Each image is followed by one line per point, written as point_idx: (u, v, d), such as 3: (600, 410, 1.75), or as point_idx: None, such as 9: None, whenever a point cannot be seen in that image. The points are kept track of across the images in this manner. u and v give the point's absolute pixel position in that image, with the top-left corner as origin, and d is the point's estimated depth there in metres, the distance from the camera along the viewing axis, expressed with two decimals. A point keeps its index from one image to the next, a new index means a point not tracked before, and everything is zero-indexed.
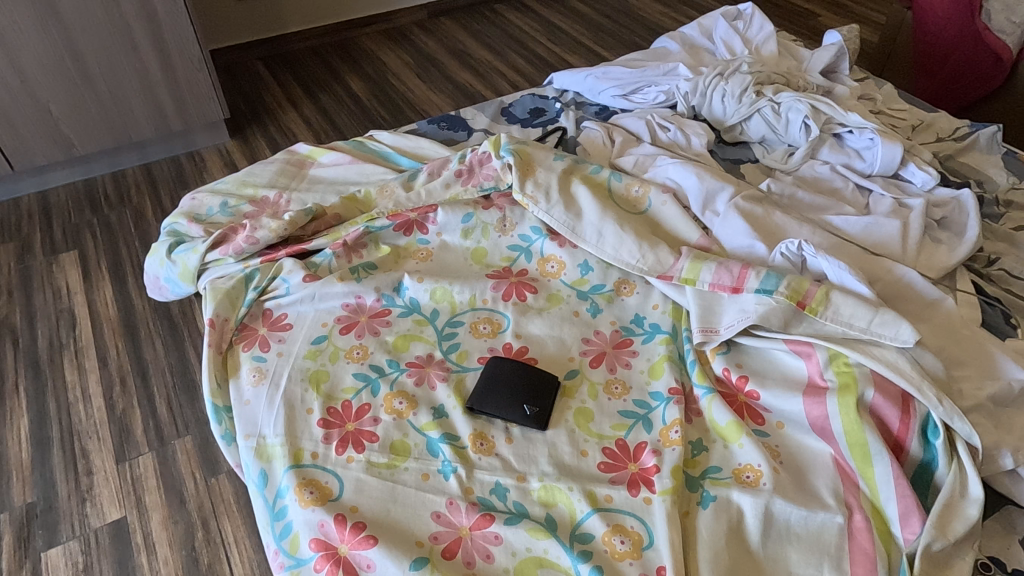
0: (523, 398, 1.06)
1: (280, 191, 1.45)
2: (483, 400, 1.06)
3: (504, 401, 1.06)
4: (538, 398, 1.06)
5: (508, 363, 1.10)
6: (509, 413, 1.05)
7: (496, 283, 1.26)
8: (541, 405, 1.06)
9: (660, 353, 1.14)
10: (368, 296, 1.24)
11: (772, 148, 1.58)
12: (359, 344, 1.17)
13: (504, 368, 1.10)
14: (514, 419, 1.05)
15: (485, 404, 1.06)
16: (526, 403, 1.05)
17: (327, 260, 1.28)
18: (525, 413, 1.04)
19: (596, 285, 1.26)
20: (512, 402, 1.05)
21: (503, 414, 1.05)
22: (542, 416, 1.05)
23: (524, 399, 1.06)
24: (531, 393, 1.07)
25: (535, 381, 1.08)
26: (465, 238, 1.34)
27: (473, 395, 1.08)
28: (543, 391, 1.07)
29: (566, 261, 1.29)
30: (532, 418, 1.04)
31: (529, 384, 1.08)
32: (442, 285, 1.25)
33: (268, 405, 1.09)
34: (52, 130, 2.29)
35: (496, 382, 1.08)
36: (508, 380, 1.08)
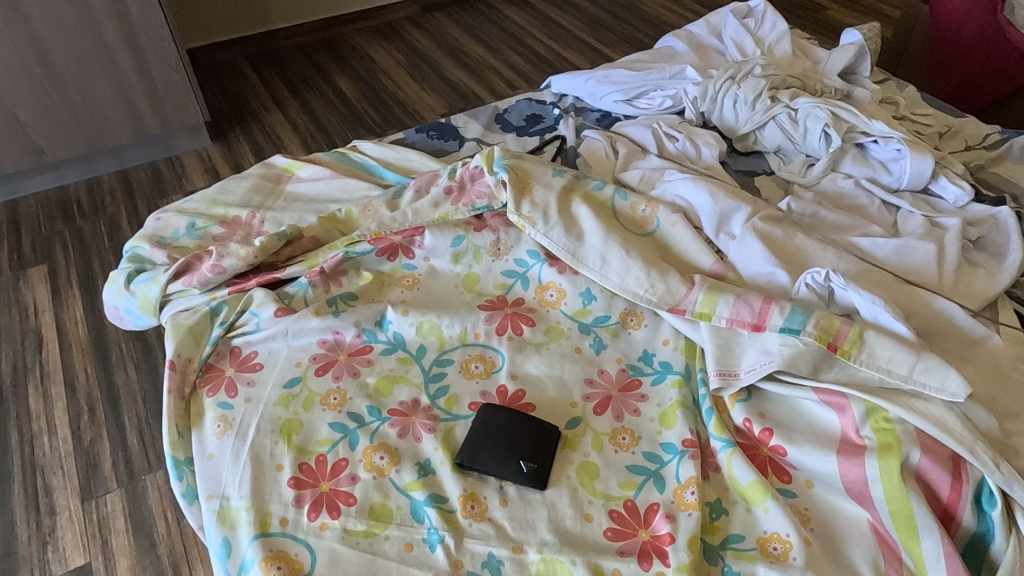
0: (520, 453, 0.94)
1: (253, 210, 1.33)
2: (475, 456, 0.95)
3: (499, 458, 0.94)
4: (537, 452, 0.95)
5: (503, 413, 0.99)
6: (504, 471, 0.93)
7: (489, 315, 1.14)
8: (540, 461, 0.94)
9: (672, 398, 1.02)
10: (347, 332, 1.12)
11: (789, 159, 1.46)
12: (336, 387, 1.05)
13: (499, 420, 0.98)
14: (509, 478, 0.93)
15: (477, 460, 0.94)
16: (523, 459, 0.93)
17: (301, 289, 1.16)
18: (522, 471, 0.93)
19: (599, 317, 1.14)
20: (507, 457, 0.94)
21: (497, 473, 0.93)
22: (541, 474, 0.93)
23: (521, 454, 0.94)
24: (529, 446, 0.95)
25: (532, 433, 0.96)
26: (455, 264, 1.22)
27: (461, 450, 0.96)
28: (542, 443, 0.95)
29: (566, 290, 1.17)
30: (531, 477, 0.93)
31: (526, 436, 0.96)
32: (429, 318, 1.13)
33: (234, 460, 0.97)
34: (19, 135, 2.16)
35: (489, 435, 0.97)
36: (504, 433, 0.96)
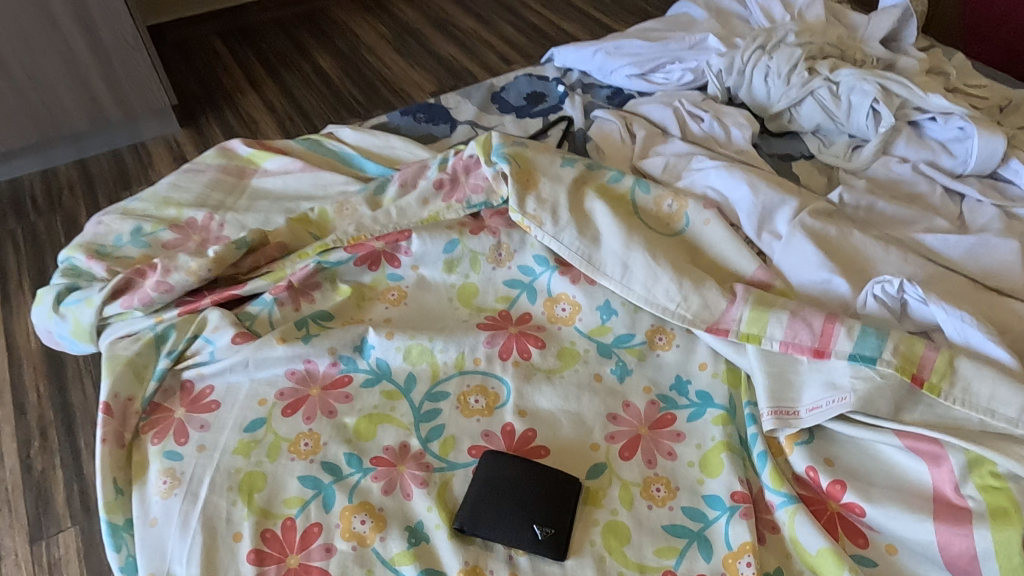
0: (533, 514, 0.77)
1: (211, 211, 1.13)
2: (478, 521, 0.77)
3: (510, 520, 0.77)
4: (553, 512, 0.77)
5: (511, 463, 0.81)
6: (516, 537, 0.76)
7: (490, 335, 0.96)
8: (557, 523, 0.77)
9: (714, 437, 0.84)
10: (321, 361, 0.93)
11: (830, 140, 1.26)
12: (308, 430, 0.88)
13: (507, 472, 0.81)
14: (519, 547, 0.76)
15: (481, 525, 0.77)
16: (536, 523, 0.76)
17: (266, 307, 0.97)
18: (535, 538, 0.76)
19: (620, 336, 0.96)
20: (516, 521, 0.77)
21: (507, 540, 0.76)
22: (559, 540, 0.76)
23: (534, 515, 0.77)
24: (543, 504, 0.78)
25: (548, 488, 0.79)
26: (448, 273, 1.03)
27: (460, 512, 0.79)
28: (559, 501, 0.78)
29: (581, 303, 0.99)
30: (546, 544, 0.75)
31: (541, 492, 0.79)
32: (419, 342, 0.95)
33: (181, 527, 0.79)
34: None
35: (494, 492, 0.79)
36: (514, 488, 0.79)
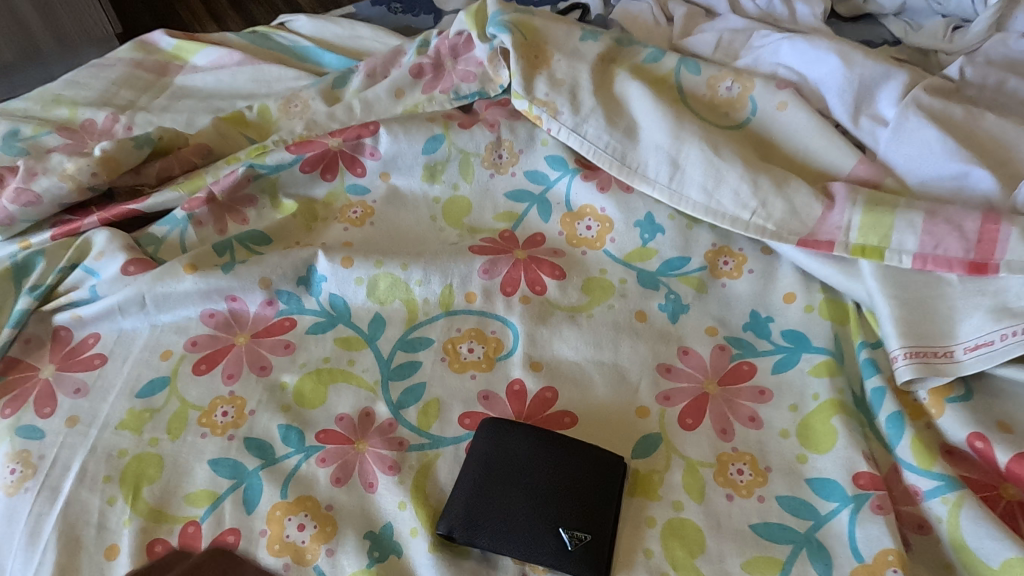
0: (559, 510, 0.51)
1: (115, 111, 0.85)
2: (476, 524, 0.51)
3: (524, 521, 0.51)
4: (587, 509, 0.52)
5: (524, 434, 0.55)
6: (534, 548, 0.50)
7: (489, 262, 0.69)
8: (592, 526, 0.51)
9: (818, 395, 0.58)
10: (251, 299, 0.66)
11: (918, 23, 0.98)
12: (228, 394, 0.61)
13: (518, 448, 0.54)
14: (537, 562, 0.50)
15: (481, 530, 0.51)
16: (564, 527, 0.51)
17: (177, 227, 0.70)
18: (561, 548, 0.50)
19: (670, 261, 0.69)
20: (534, 523, 0.51)
21: (520, 552, 0.50)
22: (597, 551, 0.50)
23: (559, 513, 0.51)
24: (573, 497, 0.52)
25: (579, 471, 0.53)
26: (430, 183, 0.76)
27: (447, 510, 0.52)
28: (595, 494, 0.52)
29: (612, 217, 0.72)
30: (578, 558, 0.50)
31: (569, 478, 0.53)
32: (388, 270, 0.68)
33: (28, 538, 0.53)
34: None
35: (500, 477, 0.53)
36: (530, 472, 0.53)
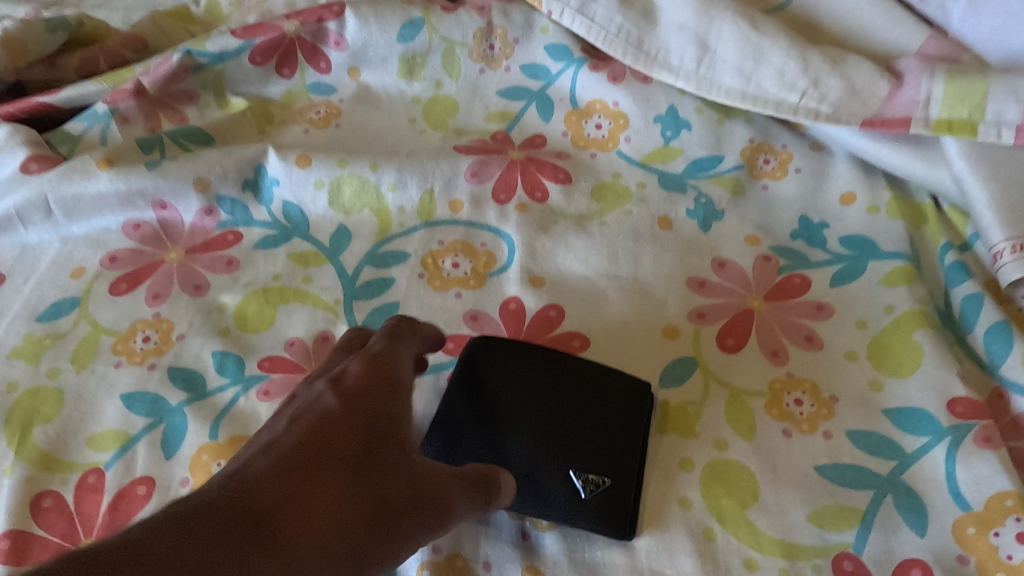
0: (562, 447, 0.40)
1: (39, 7, 0.72)
2: (456, 465, 0.39)
3: (517, 462, 0.39)
4: (601, 444, 0.40)
5: (517, 353, 0.43)
6: (531, 495, 0.38)
7: (478, 164, 0.57)
8: (609, 467, 0.39)
9: (894, 307, 0.46)
10: (183, 206, 0.54)
11: None
12: (152, 318, 0.49)
13: (507, 371, 0.43)
14: (540, 515, 0.38)
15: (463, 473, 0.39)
16: (574, 470, 0.39)
17: (98, 123, 0.57)
18: (570, 497, 0.38)
19: (698, 162, 0.57)
20: (536, 466, 0.39)
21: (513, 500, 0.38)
22: (616, 499, 0.38)
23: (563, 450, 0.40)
24: (583, 431, 0.40)
25: (590, 399, 0.42)
26: (408, 80, 0.64)
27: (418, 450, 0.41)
28: (612, 427, 0.41)
29: (627, 113, 0.60)
30: (589, 507, 0.38)
31: (576, 408, 0.41)
32: (354, 171, 0.55)
33: None
34: None
35: (487, 406, 0.41)
36: (525, 400, 0.41)
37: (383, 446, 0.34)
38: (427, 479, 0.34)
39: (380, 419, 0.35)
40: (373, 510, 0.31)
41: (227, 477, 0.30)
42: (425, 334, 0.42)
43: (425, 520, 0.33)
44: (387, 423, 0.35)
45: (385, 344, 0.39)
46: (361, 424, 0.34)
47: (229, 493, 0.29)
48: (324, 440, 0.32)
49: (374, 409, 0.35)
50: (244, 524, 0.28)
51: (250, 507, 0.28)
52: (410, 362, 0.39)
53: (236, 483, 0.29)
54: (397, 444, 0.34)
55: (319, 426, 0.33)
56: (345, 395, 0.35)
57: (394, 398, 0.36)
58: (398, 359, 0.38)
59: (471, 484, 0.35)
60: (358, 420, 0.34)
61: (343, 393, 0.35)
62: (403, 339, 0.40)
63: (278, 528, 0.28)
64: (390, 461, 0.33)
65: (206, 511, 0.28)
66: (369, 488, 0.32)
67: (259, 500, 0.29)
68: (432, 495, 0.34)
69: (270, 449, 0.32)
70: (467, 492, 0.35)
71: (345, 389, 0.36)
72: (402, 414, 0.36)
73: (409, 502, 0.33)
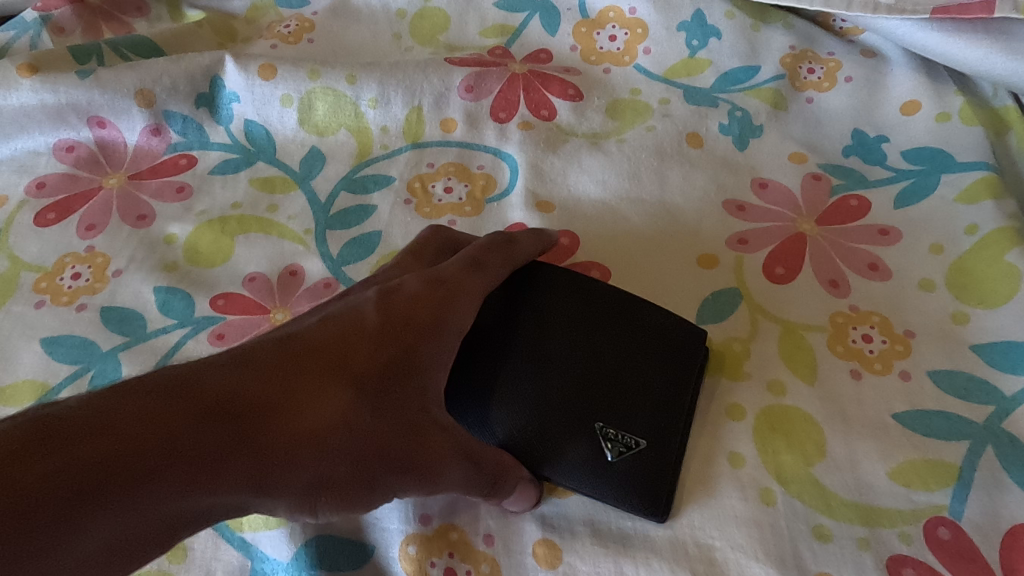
0: (595, 391, 0.32)
1: None
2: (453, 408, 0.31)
3: (533, 408, 0.31)
4: (644, 398, 0.32)
5: (549, 283, 0.35)
6: (545, 449, 0.30)
7: (473, 77, 0.48)
8: (651, 424, 0.31)
9: (977, 228, 0.38)
10: (124, 123, 0.46)
11: None
12: (84, 252, 0.41)
13: (530, 295, 0.34)
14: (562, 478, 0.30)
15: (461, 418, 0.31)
16: (607, 425, 0.31)
17: (27, 31, 0.49)
18: (602, 458, 0.30)
19: (730, 73, 0.49)
20: (563, 418, 0.31)
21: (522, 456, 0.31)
22: (655, 465, 0.30)
23: (594, 396, 0.31)
24: (622, 376, 0.32)
25: (632, 338, 0.33)
26: None
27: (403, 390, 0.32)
28: (657, 375, 0.32)
29: (646, 20, 0.51)
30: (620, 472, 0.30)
31: (612, 347, 0.33)
32: (327, 83, 0.47)
33: None
34: None
35: (501, 336, 0.33)
36: (544, 333, 0.33)
37: (406, 392, 0.28)
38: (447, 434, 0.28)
39: (413, 359, 0.29)
40: (370, 455, 0.27)
41: (233, 360, 0.27)
42: (527, 248, 0.35)
43: (427, 477, 0.27)
44: (427, 351, 0.29)
45: (463, 269, 0.32)
46: (395, 344, 0.29)
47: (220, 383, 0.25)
48: (342, 365, 0.28)
49: (416, 330, 0.29)
50: (221, 421, 0.25)
51: (236, 410, 0.25)
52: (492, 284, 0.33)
53: (234, 373, 0.26)
54: (425, 391, 0.28)
55: (343, 342, 0.28)
56: (393, 305, 0.30)
57: (441, 337, 0.30)
58: (474, 278, 0.32)
59: (490, 466, 0.28)
60: (389, 352, 0.28)
61: (392, 301, 0.30)
62: (488, 264, 0.33)
63: (250, 437, 0.25)
64: (409, 398, 0.28)
65: (187, 396, 0.25)
66: (375, 422, 0.27)
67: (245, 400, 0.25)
68: (438, 454, 0.28)
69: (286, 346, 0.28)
70: (488, 470, 0.28)
71: (396, 297, 0.30)
72: (453, 341, 0.30)
73: (415, 455, 0.27)
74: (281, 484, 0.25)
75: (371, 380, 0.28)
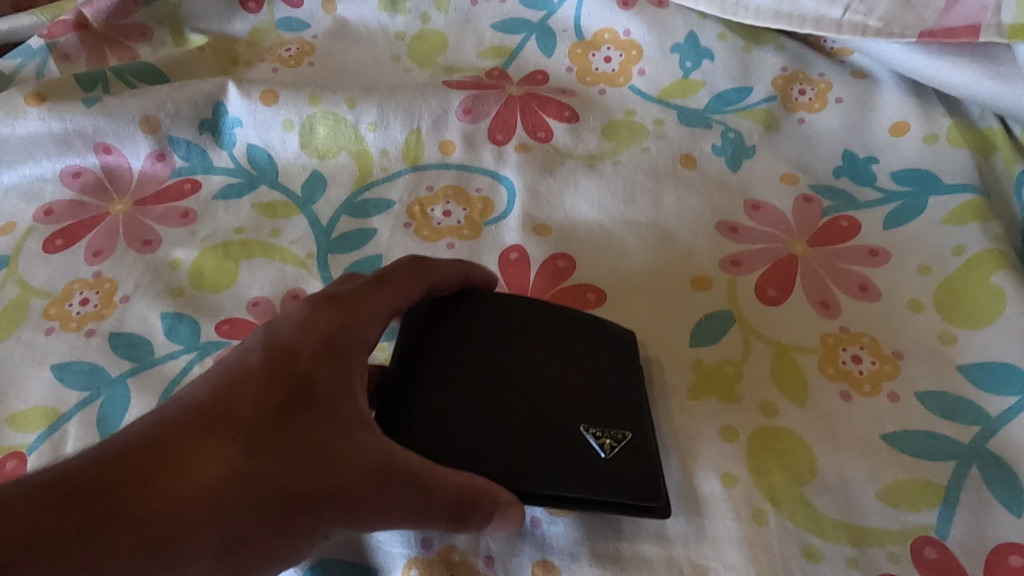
0: (563, 393, 0.32)
1: None
2: (432, 422, 0.31)
3: (509, 432, 0.31)
4: (598, 402, 0.32)
5: (479, 310, 0.36)
6: (538, 470, 0.30)
7: (471, 100, 0.49)
8: (623, 417, 0.32)
9: (964, 249, 0.39)
10: (129, 149, 0.47)
11: None
12: (92, 278, 0.42)
13: (465, 316, 0.35)
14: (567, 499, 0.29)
15: (430, 447, 0.30)
16: (592, 429, 0.31)
17: (33, 59, 0.50)
18: (599, 462, 0.30)
19: (723, 94, 0.50)
20: (540, 436, 0.31)
21: (517, 465, 0.30)
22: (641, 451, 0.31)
23: (557, 408, 0.32)
24: (569, 385, 0.33)
25: (561, 354, 0.34)
26: (391, 13, 0.56)
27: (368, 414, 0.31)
28: (602, 384, 0.33)
29: (640, 42, 0.52)
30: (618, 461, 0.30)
31: (549, 362, 0.33)
32: (327, 108, 0.48)
33: None
34: None
35: (446, 367, 0.33)
36: (489, 358, 0.33)
37: (309, 424, 0.28)
38: (363, 455, 0.27)
39: (310, 392, 0.29)
40: (279, 499, 0.26)
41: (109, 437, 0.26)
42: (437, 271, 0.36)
43: (354, 510, 0.27)
44: (324, 380, 0.29)
45: (357, 290, 0.33)
46: (284, 382, 0.29)
47: (93, 460, 0.24)
48: (230, 413, 0.27)
49: (309, 364, 0.29)
50: (101, 502, 0.23)
51: (117, 485, 0.24)
52: (398, 298, 0.34)
53: (111, 448, 0.25)
54: (332, 419, 0.28)
55: (229, 393, 0.28)
56: (281, 347, 0.30)
57: (341, 366, 0.30)
58: (370, 296, 0.33)
59: (435, 488, 0.27)
60: (280, 392, 0.28)
61: (280, 345, 0.30)
62: (393, 279, 0.34)
63: (136, 503, 0.24)
64: (311, 428, 0.28)
65: (58, 482, 0.23)
66: (279, 463, 0.27)
67: (120, 467, 0.24)
68: (359, 482, 0.27)
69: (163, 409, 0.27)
70: (433, 488, 0.27)
71: (284, 339, 0.30)
72: (351, 365, 0.30)
73: (334, 486, 0.27)
74: (190, 542, 0.24)
75: (265, 419, 0.27)
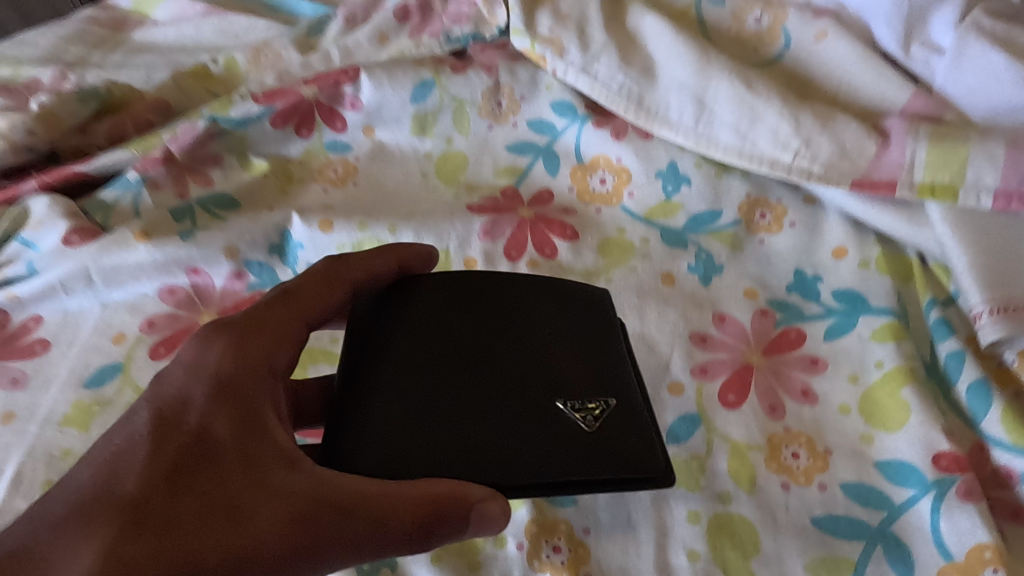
0: (535, 391, 0.42)
1: (62, 69, 0.75)
2: (451, 429, 0.40)
3: (513, 427, 0.40)
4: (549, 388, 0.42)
5: (434, 332, 0.45)
6: (549, 448, 0.39)
7: (489, 224, 0.60)
8: (593, 390, 0.42)
9: (882, 363, 0.50)
10: (215, 270, 0.57)
11: None
12: None
13: (420, 336, 0.44)
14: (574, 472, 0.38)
15: (452, 448, 0.39)
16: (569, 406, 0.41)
17: (130, 191, 0.61)
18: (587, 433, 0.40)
19: (697, 216, 0.60)
20: (535, 423, 0.40)
21: (528, 455, 0.39)
22: (622, 414, 0.41)
23: (534, 401, 0.41)
24: (525, 386, 0.42)
25: (508, 361, 0.43)
26: (421, 137, 0.67)
27: (333, 426, 0.40)
28: (559, 374, 0.43)
29: (630, 168, 0.63)
30: (596, 438, 0.40)
31: (504, 368, 0.43)
32: (374, 233, 0.59)
33: None
34: None
35: (436, 381, 0.42)
36: (465, 371, 0.43)
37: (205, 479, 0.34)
38: (276, 499, 0.34)
39: (198, 453, 0.35)
40: (202, 558, 0.32)
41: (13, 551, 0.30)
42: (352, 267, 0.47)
43: (270, 550, 0.33)
44: (213, 435, 0.36)
45: (231, 336, 0.40)
46: (172, 446, 0.35)
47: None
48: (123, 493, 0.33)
49: (193, 430, 0.36)
50: None
51: None
52: (308, 313, 0.44)
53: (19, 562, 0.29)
54: (229, 473, 0.35)
55: (120, 471, 0.33)
56: (163, 417, 0.36)
57: (227, 420, 0.37)
58: (241, 346, 0.40)
59: (349, 514, 0.35)
60: (171, 459, 0.34)
61: (161, 417, 0.36)
62: (300, 293, 0.44)
63: None
64: (211, 480, 0.34)
65: None
66: (192, 525, 0.33)
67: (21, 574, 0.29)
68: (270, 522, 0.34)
69: (60, 500, 0.32)
70: (354, 516, 0.35)
71: (163, 410, 0.36)
72: (233, 413, 0.37)
73: (249, 543, 0.33)
74: None
75: (161, 485, 0.33)
